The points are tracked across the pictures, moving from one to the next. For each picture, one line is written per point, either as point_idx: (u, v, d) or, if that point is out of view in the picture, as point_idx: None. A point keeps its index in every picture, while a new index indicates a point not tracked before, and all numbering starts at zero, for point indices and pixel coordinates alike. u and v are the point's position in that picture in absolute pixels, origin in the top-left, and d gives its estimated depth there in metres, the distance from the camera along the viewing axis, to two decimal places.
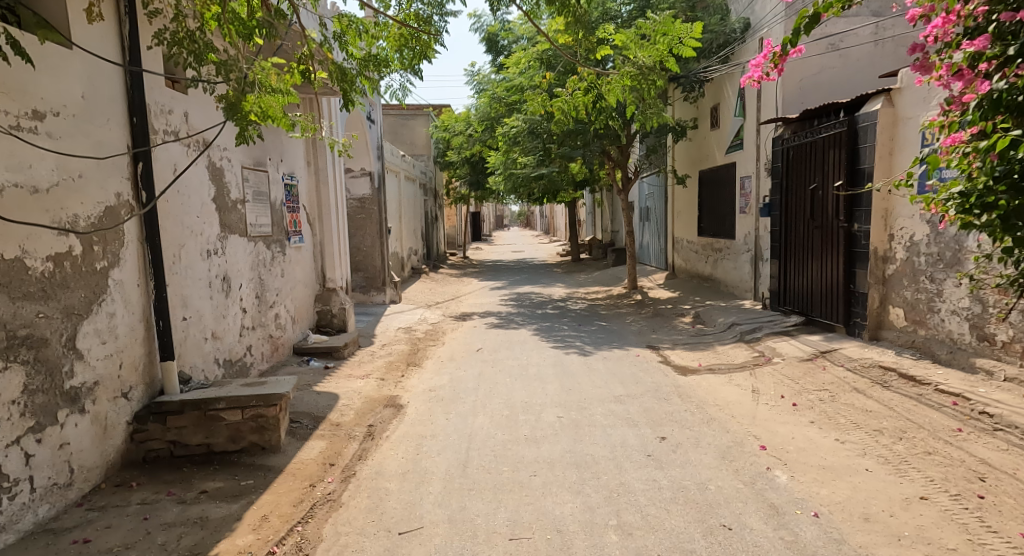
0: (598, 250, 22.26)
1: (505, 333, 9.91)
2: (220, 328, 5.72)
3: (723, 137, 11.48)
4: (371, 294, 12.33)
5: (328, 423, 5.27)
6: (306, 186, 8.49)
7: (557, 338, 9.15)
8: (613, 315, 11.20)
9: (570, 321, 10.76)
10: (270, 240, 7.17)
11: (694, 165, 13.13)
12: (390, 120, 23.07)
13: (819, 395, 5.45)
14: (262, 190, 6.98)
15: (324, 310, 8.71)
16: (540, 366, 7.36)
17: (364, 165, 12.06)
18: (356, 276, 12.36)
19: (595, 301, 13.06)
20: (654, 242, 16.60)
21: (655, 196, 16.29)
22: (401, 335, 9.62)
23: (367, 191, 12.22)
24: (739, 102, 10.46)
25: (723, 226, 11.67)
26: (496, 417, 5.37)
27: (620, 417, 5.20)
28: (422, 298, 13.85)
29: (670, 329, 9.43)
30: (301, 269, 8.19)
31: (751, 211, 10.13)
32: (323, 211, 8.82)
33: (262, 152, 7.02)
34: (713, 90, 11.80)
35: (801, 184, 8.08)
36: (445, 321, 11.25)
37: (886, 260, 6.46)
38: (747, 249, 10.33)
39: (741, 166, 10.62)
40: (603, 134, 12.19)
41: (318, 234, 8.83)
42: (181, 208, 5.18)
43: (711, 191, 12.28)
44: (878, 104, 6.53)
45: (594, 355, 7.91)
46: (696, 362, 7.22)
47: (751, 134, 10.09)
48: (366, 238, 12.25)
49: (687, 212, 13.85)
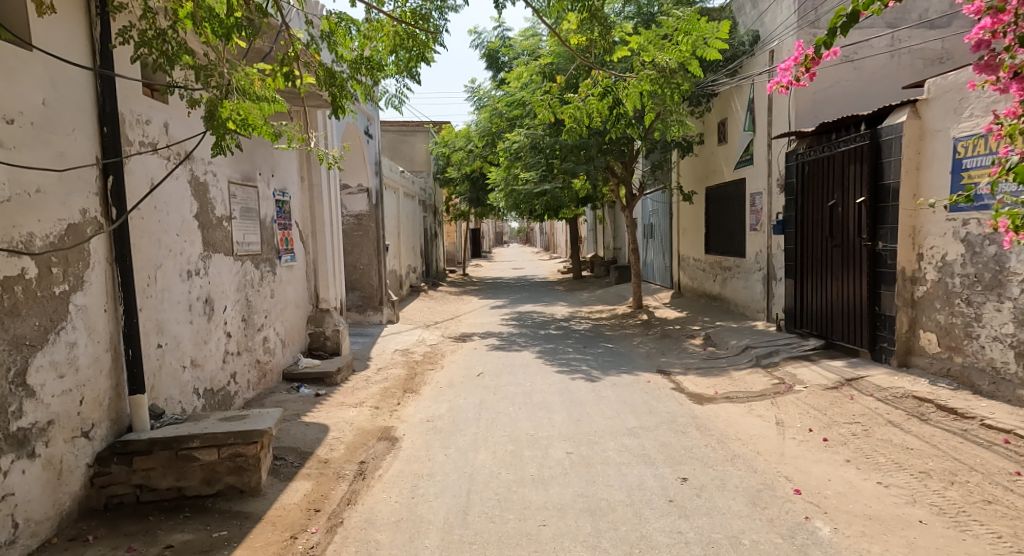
0: (600, 267, 21.79)
1: (507, 355, 9.48)
2: (201, 355, 5.29)
3: (732, 151, 11.12)
4: (368, 314, 11.91)
5: (316, 460, 4.83)
6: (298, 202, 8.10)
7: (562, 361, 8.72)
8: (619, 336, 10.77)
9: (575, 342, 10.32)
10: (259, 259, 6.75)
11: (701, 180, 12.77)
12: (389, 136, 22.77)
13: (851, 429, 5.01)
14: (251, 207, 6.58)
15: (317, 332, 8.29)
16: (546, 393, 6.92)
17: (361, 181, 11.76)
18: (352, 295, 11.94)
19: (599, 321, 12.64)
20: (659, 259, 16.21)
21: (660, 213, 15.92)
22: (398, 358, 9.20)
23: (364, 208, 11.82)
24: (750, 116, 10.11)
25: (732, 243, 11.28)
26: (499, 454, 4.93)
27: (635, 455, 4.76)
28: (420, 317, 13.43)
29: (680, 352, 9.01)
30: (293, 289, 7.78)
31: (763, 229, 9.73)
32: (316, 228, 8.43)
33: (251, 166, 6.63)
34: (720, 104, 11.46)
35: (819, 201, 7.68)
36: (444, 342, 10.81)
37: (915, 282, 6.06)
38: (759, 267, 9.93)
39: (750, 182, 10.25)
40: (608, 149, 11.82)
41: (311, 252, 8.42)
42: (158, 226, 4.77)
43: (720, 208, 11.90)
44: (902, 117, 6.14)
45: (603, 381, 7.47)
46: (711, 389, 6.79)
47: (762, 148, 9.72)
48: (363, 256, 11.85)
49: (693, 229, 13.48)
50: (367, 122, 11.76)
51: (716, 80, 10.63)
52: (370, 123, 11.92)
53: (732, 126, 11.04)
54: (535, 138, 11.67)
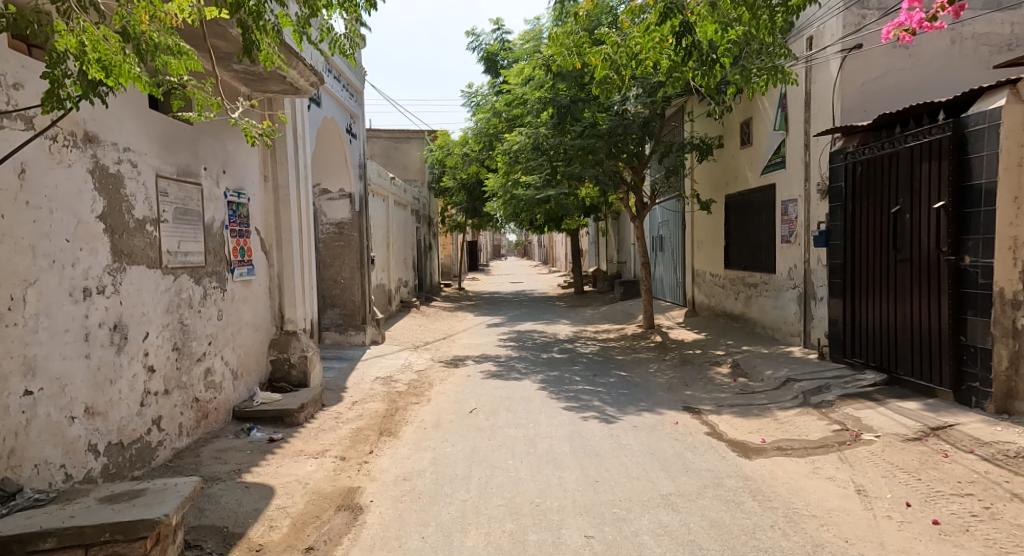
0: (603, 282, 20.50)
1: (504, 385, 8.23)
2: (105, 400, 4.00)
3: (759, 155, 9.96)
4: (348, 334, 10.66)
5: (245, 548, 3.57)
6: (258, 205, 6.89)
7: (570, 393, 7.46)
8: (633, 361, 9.52)
9: (582, 369, 9.07)
10: (202, 273, 5.51)
11: (720, 187, 11.59)
12: (383, 143, 21.65)
13: (965, 505, 3.79)
14: (191, 208, 5.34)
15: (280, 358, 7.02)
16: (553, 439, 5.67)
17: (344, 185, 10.51)
18: (332, 312, 10.67)
19: (608, 343, 11.41)
20: (669, 274, 15.02)
21: (671, 224, 14.73)
22: (378, 388, 7.94)
23: (346, 215, 10.60)
24: (781, 114, 8.97)
25: (759, 257, 10.11)
26: (494, 536, 3.70)
27: (679, 542, 3.53)
28: (409, 337, 12.17)
29: (706, 385, 7.74)
30: (250, 309, 6.54)
31: (798, 241, 8.54)
32: (282, 236, 7.18)
33: (193, 159, 5.41)
34: (744, 103, 10.35)
35: (878, 207, 6.47)
36: (433, 367, 9.55)
37: (1017, 306, 4.91)
38: (793, 284, 8.75)
39: (782, 188, 9.10)
40: (618, 151, 10.70)
41: (275, 264, 7.19)
42: (32, 229, 3.53)
43: (743, 217, 10.74)
44: (999, 101, 4.98)
45: (621, 421, 6.22)
46: (756, 436, 5.54)
47: (798, 148, 8.55)
48: (344, 269, 10.64)
49: (710, 241, 12.29)
50: (353, 121, 10.66)
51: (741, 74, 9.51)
52: (356, 122, 10.80)
53: (759, 126, 9.88)
54: (536, 137, 10.56)
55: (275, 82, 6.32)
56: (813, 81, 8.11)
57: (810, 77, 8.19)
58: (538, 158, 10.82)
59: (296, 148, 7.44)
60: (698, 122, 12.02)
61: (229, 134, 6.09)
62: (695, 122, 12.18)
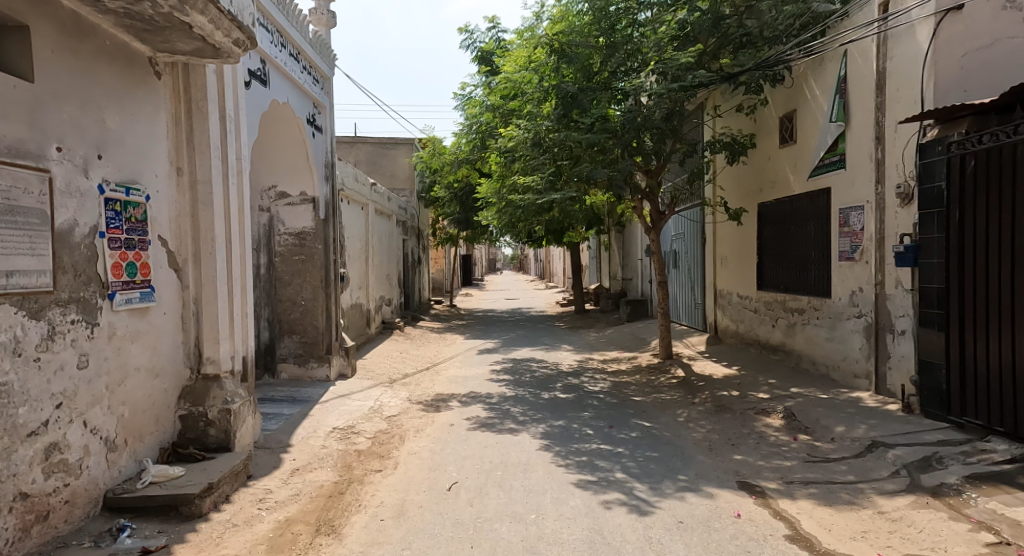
0: (605, 300, 18.84)
1: (496, 441, 6.47)
2: None
3: (805, 154, 8.27)
4: (309, 367, 8.87)
5: None
6: (163, 207, 5.08)
7: (583, 458, 5.69)
8: (654, 406, 7.76)
9: (593, 415, 7.31)
10: (46, 305, 3.78)
11: (751, 193, 9.90)
12: (368, 149, 20.05)
13: None
14: (23, 207, 3.65)
15: (192, 414, 5.19)
16: (566, 547, 3.88)
17: (305, 188, 8.73)
18: (290, 340, 8.90)
19: (620, 377, 9.66)
20: (685, 294, 13.36)
21: (688, 238, 13.04)
22: (332, 447, 6.16)
23: (308, 223, 8.83)
24: (839, 102, 7.28)
25: (805, 277, 8.44)
26: None
27: None
28: (385, 368, 10.38)
29: (758, 445, 5.95)
30: (146, 348, 4.73)
31: (868, 259, 6.83)
32: (201, 248, 5.38)
33: (25, 139, 3.69)
34: (785, 94, 8.69)
35: (1008, 213, 4.90)
36: (409, 412, 7.73)
37: None
38: (858, 313, 7.04)
39: (839, 194, 7.41)
40: (634, 149, 8.91)
41: (192, 285, 5.37)
42: None
43: (783, 230, 9.06)
44: None
45: (660, 512, 4.43)
46: (868, 546, 3.78)
47: (867, 143, 6.86)
48: (305, 288, 8.87)
49: (738, 257, 10.61)
50: (317, 112, 8.88)
51: (787, 55, 7.86)
52: (322, 114, 9.02)
53: (806, 120, 8.20)
54: None
55: (181, 36, 4.58)
56: (892, 56, 6.42)
57: (886, 52, 6.50)
58: (540, 156, 9.13)
59: (228, 134, 5.68)
60: (724, 118, 10.39)
61: (111, 108, 4.38)
62: (720, 120, 10.53)
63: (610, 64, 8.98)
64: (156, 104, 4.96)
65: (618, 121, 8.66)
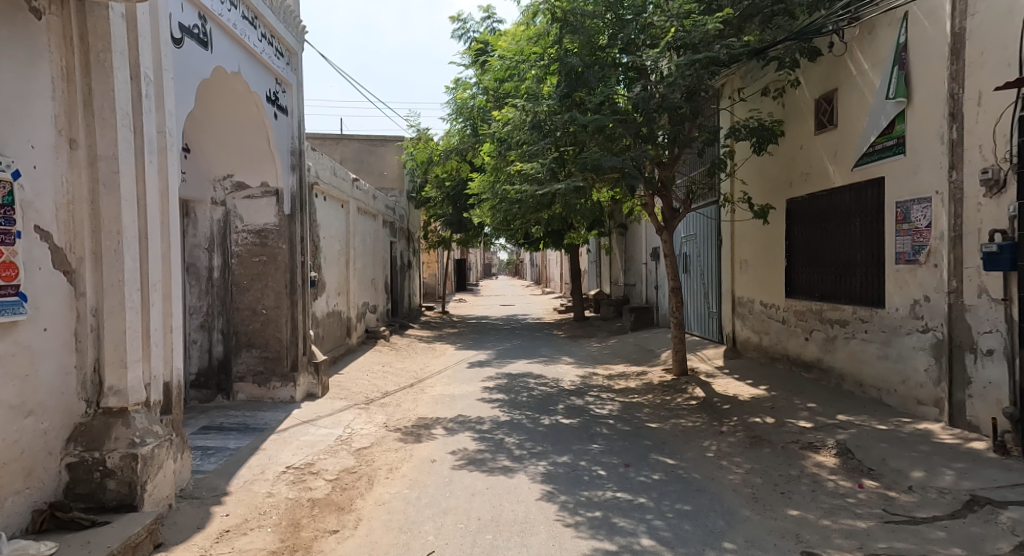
0: (607, 307, 17.56)
1: (485, 484, 5.23)
2: None
3: (847, 140, 7.08)
4: (271, 386, 7.64)
5: None
6: (44, 189, 3.89)
7: (595, 515, 4.47)
8: (675, 436, 6.53)
9: (603, 449, 6.08)
10: None
11: (779, 188, 8.71)
12: (355, 146, 18.88)
13: None
14: None
15: (83, 463, 3.95)
16: None
17: (268, 177, 7.51)
18: (248, 355, 7.65)
19: (631, 397, 8.44)
20: (697, 301, 12.16)
21: (701, 240, 11.86)
22: (279, 495, 4.90)
23: (271, 219, 7.60)
24: (897, 74, 6.11)
25: (847, 283, 7.25)
26: None
27: None
28: (363, 386, 9.13)
29: (815, 495, 4.72)
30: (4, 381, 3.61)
31: (939, 263, 5.63)
32: (103, 244, 4.14)
33: None
34: (823, 71, 7.49)
35: None
36: (383, 442, 6.49)
37: None
38: (924, 326, 5.85)
39: (895, 184, 6.24)
40: (649, 135, 7.71)
41: (92, 292, 4.12)
42: None
43: (818, 228, 7.87)
44: None
45: None
46: None
47: (937, 121, 5.67)
48: (267, 295, 7.63)
49: (761, 260, 9.40)
50: (281, 90, 7.66)
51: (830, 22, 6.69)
52: (287, 93, 7.81)
53: (850, 99, 7.00)
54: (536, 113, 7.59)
55: None
56: (973, 13, 5.27)
57: (965, 9, 5.35)
58: (541, 140, 7.93)
59: (145, 100, 4.43)
60: (747, 103, 9.23)
61: None
62: (743, 106, 9.37)
63: (619, 37, 7.81)
64: (33, 53, 3.85)
65: (634, 101, 7.48)
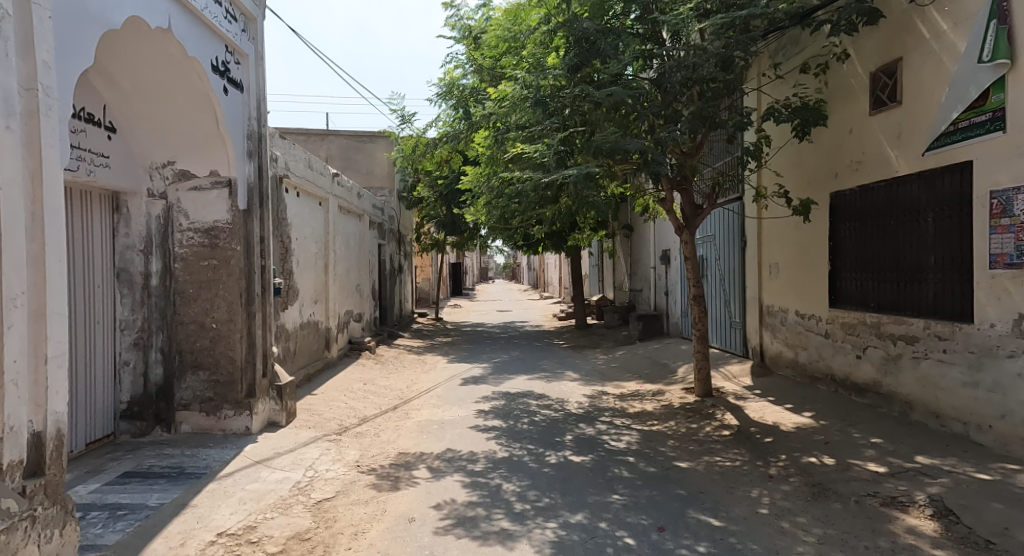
0: (609, 314, 16.34)
1: None
2: None
3: (914, 121, 5.85)
4: (222, 415, 6.35)
5: None
6: None
7: None
8: (715, 482, 5.24)
9: (627, 503, 4.80)
10: None
11: (819, 180, 7.48)
12: (341, 143, 17.61)
13: None
14: None
15: None
16: None
17: (220, 165, 6.26)
18: (195, 379, 6.37)
19: (651, 425, 7.15)
20: (717, 309, 10.89)
21: (722, 242, 10.60)
22: None
23: (222, 216, 6.33)
24: (994, 34, 4.95)
25: (915, 292, 6.01)
26: None
27: None
28: (339, 411, 7.83)
29: None
30: None
31: None
32: None
33: None
34: (883, 38, 6.26)
35: None
36: (352, 491, 5.20)
37: None
38: None
39: (988, 170, 5.06)
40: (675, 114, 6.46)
41: None
42: None
43: (872, 227, 6.63)
44: None
45: None
46: None
47: None
48: (218, 306, 6.35)
49: (797, 264, 8.15)
50: (233, 61, 6.38)
51: None
52: (241, 66, 6.53)
53: (921, 69, 5.76)
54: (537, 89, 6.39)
55: None
56: None
57: None
58: (546, 121, 6.76)
59: None
60: (784, 83, 7.99)
61: None
62: (779, 87, 8.15)
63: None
64: None
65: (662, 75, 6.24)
